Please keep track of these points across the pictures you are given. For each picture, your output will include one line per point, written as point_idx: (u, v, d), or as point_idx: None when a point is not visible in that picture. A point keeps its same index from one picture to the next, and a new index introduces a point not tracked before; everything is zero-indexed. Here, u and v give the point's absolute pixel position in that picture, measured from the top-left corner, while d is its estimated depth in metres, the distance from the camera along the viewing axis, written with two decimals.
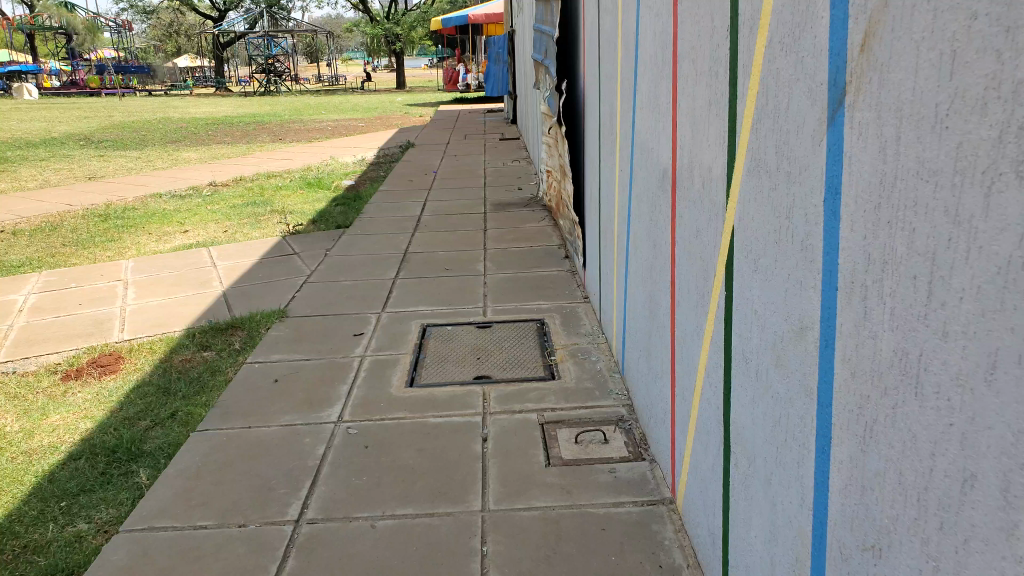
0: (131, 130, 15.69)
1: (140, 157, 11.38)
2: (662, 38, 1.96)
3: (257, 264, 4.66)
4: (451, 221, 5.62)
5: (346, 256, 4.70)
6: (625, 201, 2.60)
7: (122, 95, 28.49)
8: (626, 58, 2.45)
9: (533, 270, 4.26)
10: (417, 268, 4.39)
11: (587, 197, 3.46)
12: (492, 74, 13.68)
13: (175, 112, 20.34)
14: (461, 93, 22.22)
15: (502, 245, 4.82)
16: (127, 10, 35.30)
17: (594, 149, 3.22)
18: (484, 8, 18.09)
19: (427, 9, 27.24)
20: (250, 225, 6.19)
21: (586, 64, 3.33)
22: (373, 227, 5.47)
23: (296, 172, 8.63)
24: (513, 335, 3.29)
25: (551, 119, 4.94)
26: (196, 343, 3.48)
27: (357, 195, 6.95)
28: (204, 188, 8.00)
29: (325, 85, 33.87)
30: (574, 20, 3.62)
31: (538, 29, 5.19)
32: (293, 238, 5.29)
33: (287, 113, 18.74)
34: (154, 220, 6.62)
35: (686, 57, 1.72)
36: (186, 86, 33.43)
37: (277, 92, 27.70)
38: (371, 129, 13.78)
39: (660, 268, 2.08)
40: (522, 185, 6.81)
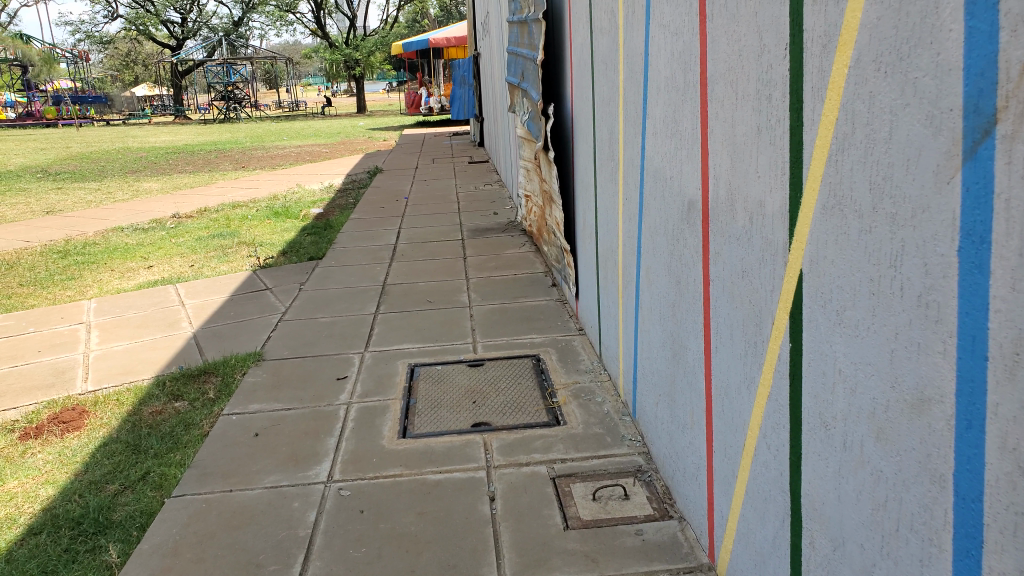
0: (90, 161, 15.23)
1: (100, 189, 11.00)
2: (682, 59, 1.81)
3: (227, 301, 4.39)
4: (428, 249, 5.40)
5: (321, 290, 4.46)
6: (632, 232, 2.43)
7: (79, 125, 27.84)
8: (630, 81, 2.30)
9: (520, 300, 4.03)
10: (397, 301, 4.15)
11: (580, 226, 3.29)
12: (457, 96, 13.54)
13: (135, 142, 19.87)
14: (425, 116, 22.05)
15: (484, 274, 4.60)
16: (82, 40, 34.63)
17: (587, 176, 3.06)
18: (446, 32, 17.97)
19: (387, 33, 27.10)
20: (218, 258, 5.90)
21: (576, 87, 3.18)
22: (347, 258, 5.23)
23: (263, 201, 8.34)
24: (508, 374, 3.06)
25: (530, 143, 4.77)
26: (167, 393, 3.14)
27: (329, 224, 6.71)
28: (168, 220, 7.68)
29: (286, 111, 33.52)
30: (560, 39, 3.46)
31: (513, 50, 5.04)
32: (264, 272, 5.03)
33: (249, 141, 18.39)
34: (117, 255, 6.29)
35: (720, 79, 1.56)
36: (145, 115, 32.83)
37: (238, 120, 27.29)
38: (337, 155, 13.53)
39: (684, 307, 1.91)
40: (497, 209, 6.62)
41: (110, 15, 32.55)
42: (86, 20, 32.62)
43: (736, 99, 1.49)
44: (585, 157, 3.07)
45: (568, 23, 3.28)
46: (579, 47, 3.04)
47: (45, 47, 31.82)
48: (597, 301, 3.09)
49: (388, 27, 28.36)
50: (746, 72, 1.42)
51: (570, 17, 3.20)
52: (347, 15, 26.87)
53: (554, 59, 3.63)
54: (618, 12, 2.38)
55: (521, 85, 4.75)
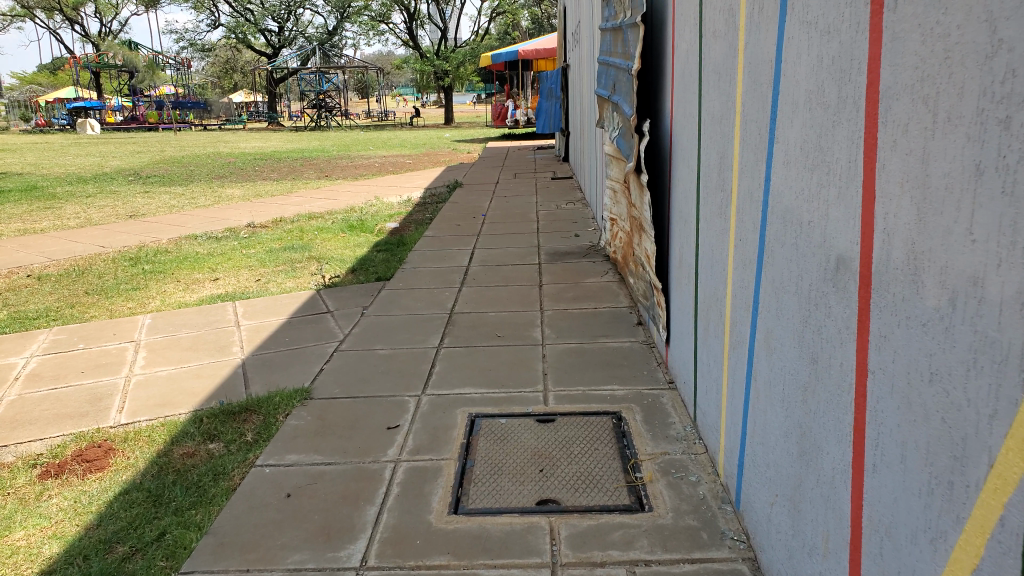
0: (181, 166, 15.49)
1: (184, 194, 11.11)
2: (831, 68, 1.36)
3: (283, 325, 4.11)
4: (502, 273, 5.01)
5: (384, 315, 4.11)
6: (746, 282, 1.97)
7: (177, 129, 28.79)
8: (750, 98, 1.85)
9: (600, 339, 3.57)
10: (464, 332, 3.77)
11: (677, 264, 2.84)
12: (543, 110, 13.13)
13: (226, 147, 20.28)
14: (510, 129, 21.77)
15: (561, 305, 4.16)
16: (186, 49, 36.02)
17: (687, 207, 2.62)
18: (535, 44, 17.64)
19: (476, 45, 27.04)
20: (285, 274, 5.66)
21: (677, 102, 2.74)
22: (415, 279, 4.88)
23: (339, 213, 8.15)
24: (584, 435, 2.61)
25: (619, 163, 4.34)
26: (202, 432, 2.86)
27: (400, 241, 6.41)
28: (242, 230, 7.55)
29: (374, 121, 33.91)
30: (661, 48, 3.03)
31: (604, 61, 4.62)
32: (328, 292, 4.73)
33: (334, 149, 18.49)
34: (185, 266, 6.14)
35: (905, 92, 1.11)
36: (241, 121, 33.79)
37: (326, 128, 27.66)
38: (418, 167, 13.32)
39: (836, 398, 1.43)
40: (579, 231, 6.19)
41: (213, 25, 33.73)
42: (191, 29, 33.93)
43: (935, 122, 1.03)
44: (686, 184, 2.62)
45: (670, 28, 2.85)
46: (683, 53, 2.60)
47: (151, 55, 33.23)
48: (694, 355, 2.63)
49: (479, 40, 28.29)
50: (956, 83, 0.97)
51: (674, 21, 2.77)
52: (438, 27, 26.96)
53: (652, 70, 3.20)
54: (738, 12, 1.94)
55: (612, 97, 4.32)
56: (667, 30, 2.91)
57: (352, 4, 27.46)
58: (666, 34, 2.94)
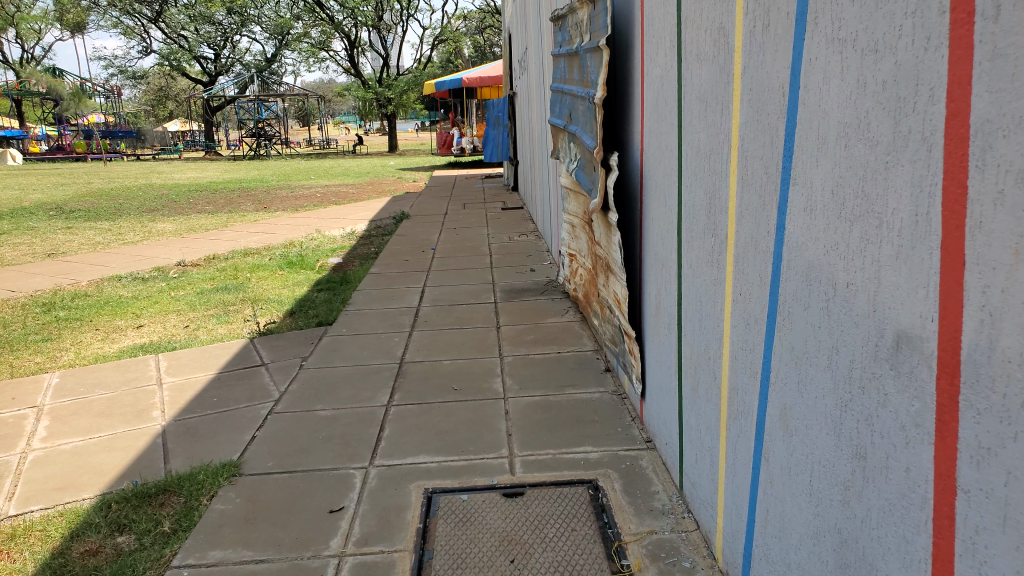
0: (110, 198, 14.74)
1: (111, 229, 10.50)
2: (878, 91, 1.06)
3: (212, 382, 3.68)
4: (455, 314, 4.66)
5: (326, 368, 3.72)
6: (752, 345, 1.63)
7: (109, 160, 27.73)
8: (755, 129, 1.56)
9: (567, 390, 3.24)
10: (415, 386, 3.41)
11: (653, 313, 2.53)
12: (490, 138, 12.87)
13: (159, 178, 19.48)
14: (456, 157, 21.49)
15: (521, 351, 3.84)
16: (117, 78, 34.88)
17: (667, 249, 2.32)
18: (480, 72, 17.41)
19: (418, 73, 26.80)
20: (217, 319, 5.21)
21: (651, 133, 2.47)
22: (360, 324, 4.50)
23: (277, 249, 7.71)
24: (558, 513, 2.28)
25: (579, 196, 4.06)
26: (110, 522, 2.43)
27: (343, 278, 6.03)
28: (172, 269, 7.05)
29: (315, 150, 33.28)
30: (629, 74, 2.76)
31: (559, 87, 4.36)
32: (263, 340, 4.31)
33: (275, 179, 17.93)
34: (106, 311, 5.65)
35: (1012, 131, 0.78)
36: (176, 152, 32.78)
37: (266, 157, 26.96)
38: (362, 197, 12.91)
39: (899, 511, 1.02)
40: (534, 265, 5.89)
41: (146, 52, 32.74)
42: (121, 56, 32.89)
43: None
44: (664, 222, 2.34)
45: (639, 53, 2.61)
46: (658, 79, 2.34)
47: (80, 83, 32.08)
48: (678, 417, 2.31)
49: (422, 68, 28.03)
50: None
51: (643, 45, 2.52)
52: (379, 54, 26.63)
53: (618, 99, 2.95)
54: (734, 30, 1.67)
55: (569, 128, 4.06)
56: (634, 54, 2.67)
57: (291, 31, 26.99)
58: (633, 59, 2.70)
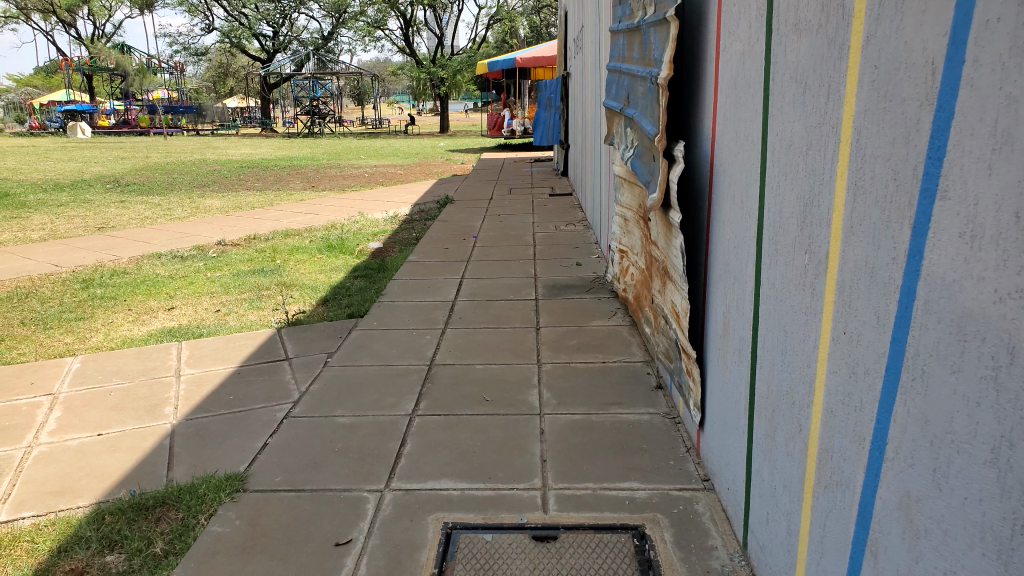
0: (164, 173, 14.78)
1: (160, 205, 10.43)
2: None
3: (232, 377, 3.43)
4: (494, 311, 4.35)
5: (351, 367, 3.44)
6: (870, 404, 1.27)
7: (167, 134, 28.05)
8: (881, 122, 1.21)
9: (611, 409, 2.90)
10: (445, 393, 3.11)
11: (721, 332, 2.19)
12: (541, 121, 12.46)
13: (213, 154, 19.55)
14: (507, 140, 21.15)
15: (562, 357, 3.52)
16: (178, 53, 35.30)
17: (743, 260, 1.98)
18: (534, 53, 16.98)
19: (472, 54, 26.42)
20: (249, 304, 4.98)
21: (726, 123, 2.12)
22: (393, 317, 4.22)
23: (319, 230, 7.48)
24: (598, 568, 1.93)
25: (636, 190, 3.71)
26: (100, 538, 2.14)
27: (382, 266, 5.75)
28: (211, 248, 6.87)
29: (368, 128, 33.25)
30: (702, 51, 2.39)
31: (616, 68, 4.00)
32: (290, 331, 4.06)
33: (325, 158, 17.82)
34: (140, 290, 5.48)
35: None
36: (233, 127, 33.09)
37: (319, 135, 26.96)
38: (409, 179, 12.66)
39: None
40: (581, 259, 5.55)
41: (207, 28, 33.04)
42: (183, 31, 33.28)
43: None
44: (740, 229, 1.99)
45: (713, 28, 2.24)
46: (739, 59, 2.00)
47: (144, 57, 32.58)
48: (748, 460, 1.98)
49: (477, 48, 27.65)
50: None
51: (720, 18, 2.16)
52: (434, 34, 26.35)
53: (684, 80, 2.59)
54: None
55: (626, 112, 3.70)
56: (708, 28, 2.30)
57: (349, 9, 26.89)
58: (706, 35, 2.33)
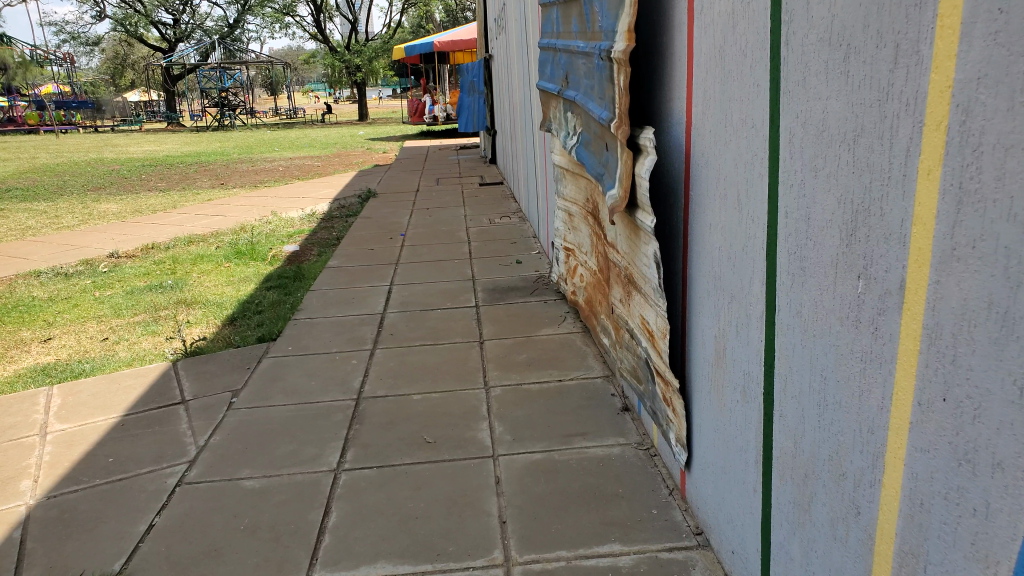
0: (57, 176, 13.62)
1: (50, 212, 9.50)
2: None
3: (110, 433, 2.89)
4: (428, 322, 3.88)
5: (261, 409, 2.94)
6: (1006, 516, 0.82)
7: (62, 133, 26.23)
8: (1018, 92, 0.77)
9: (575, 443, 2.48)
10: (376, 437, 2.64)
11: (715, 359, 1.79)
12: (464, 106, 11.90)
13: (114, 152, 18.28)
14: (428, 127, 20.46)
15: (512, 378, 3.09)
16: (70, 46, 33.09)
17: (750, 274, 1.57)
18: (451, 36, 16.31)
19: (388, 39, 25.48)
20: (142, 329, 4.35)
21: (715, 104, 1.71)
22: (311, 339, 3.71)
23: (226, 235, 6.83)
24: None
25: (585, 180, 3.29)
26: None
27: (296, 273, 5.19)
28: (102, 261, 6.16)
29: (282, 119, 31.93)
30: (670, 20, 1.97)
31: (551, 45, 3.56)
32: (189, 365, 3.50)
33: (237, 152, 16.84)
34: (14, 317, 4.77)
35: None
36: (137, 124, 31.30)
37: (229, 128, 25.63)
38: (328, 171, 11.96)
39: None
40: (520, 255, 5.13)
41: (101, 19, 31.02)
42: (74, 23, 31.14)
43: None
44: (745, 235, 1.58)
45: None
46: (731, 19, 1.58)
47: (32, 51, 30.36)
48: (762, 529, 1.55)
49: (392, 33, 26.68)
50: None
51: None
52: (347, 20, 25.29)
53: (646, 56, 2.17)
54: None
55: (566, 94, 3.27)
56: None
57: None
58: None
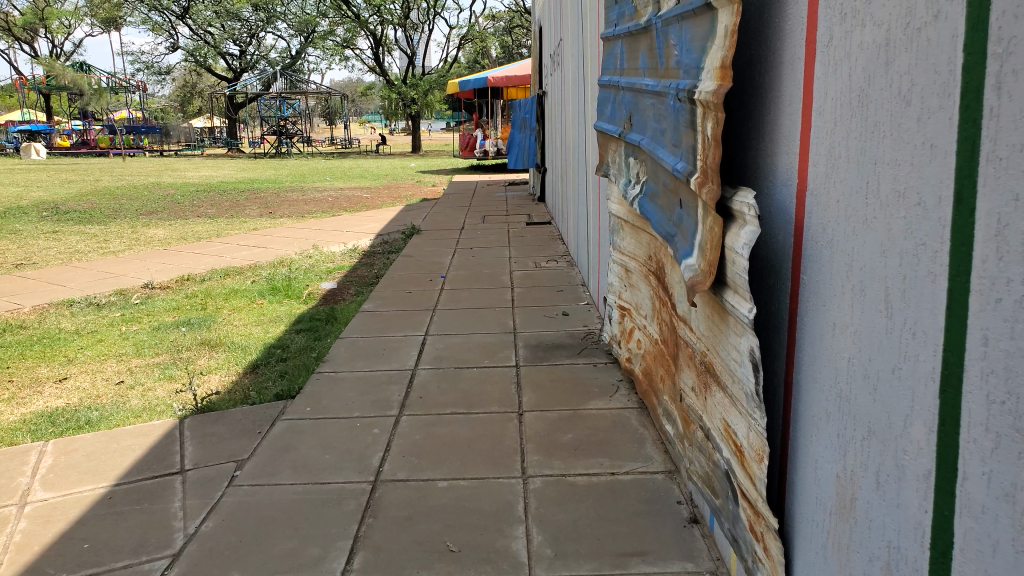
0: (113, 198, 13.67)
1: (97, 235, 9.40)
2: None
3: (94, 508, 2.47)
4: (464, 383, 3.45)
5: (265, 488, 2.53)
6: None
7: (126, 154, 26.84)
8: None
9: (633, 567, 2.02)
10: (392, 537, 2.20)
11: (838, 505, 1.33)
12: (515, 142, 11.57)
13: (171, 176, 18.47)
14: (480, 162, 20.29)
15: (556, 465, 2.64)
16: (140, 71, 34.10)
17: (903, 409, 1.11)
18: (506, 71, 16.11)
19: (445, 73, 25.55)
20: (160, 371, 4.00)
21: (848, 166, 1.26)
22: (332, 399, 3.30)
23: (264, 269, 6.54)
24: None
25: (648, 236, 2.84)
26: None
27: (329, 316, 4.81)
28: (135, 292, 5.90)
29: (337, 148, 32.27)
30: (778, 54, 1.53)
31: (614, 81, 3.15)
32: (196, 425, 3.12)
33: (289, 180, 16.84)
34: (34, 351, 4.48)
35: None
36: (199, 148, 31.96)
37: (285, 156, 25.89)
38: (376, 203, 11.73)
39: None
40: (569, 305, 4.69)
41: (171, 46, 31.91)
42: (145, 49, 32.10)
43: None
44: (898, 355, 1.12)
45: (801, 15, 1.42)
46: (883, 52, 1.13)
47: (103, 75, 31.32)
48: None
49: (448, 68, 26.78)
50: None
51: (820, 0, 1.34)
52: (405, 54, 25.46)
53: (742, 97, 1.73)
54: None
55: (629, 137, 2.84)
56: (787, 19, 1.48)
57: (316, 28, 25.95)
58: (782, 29, 1.51)
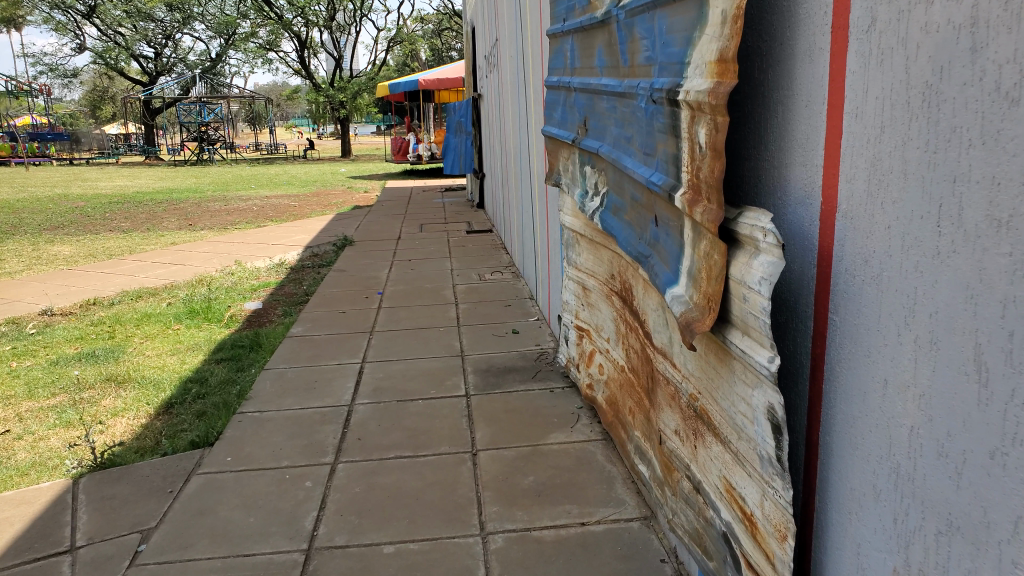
0: (16, 212, 12.72)
1: None
2: None
3: None
4: (407, 419, 3.11)
5: (174, 568, 2.14)
6: None
7: (34, 164, 25.36)
8: None
9: None
10: None
11: None
12: (449, 146, 11.22)
13: (83, 186, 17.43)
14: (413, 166, 19.83)
15: (518, 516, 2.33)
16: (49, 76, 32.37)
17: (1011, 508, 0.83)
18: (437, 73, 15.72)
19: (373, 76, 24.97)
20: (56, 416, 3.52)
21: (903, 183, 0.98)
22: (256, 447, 2.91)
23: (181, 289, 6.03)
24: None
25: (611, 254, 2.56)
26: None
27: (252, 342, 4.38)
28: (33, 321, 5.33)
29: (264, 154, 31.28)
30: (792, 43, 1.25)
31: (564, 80, 2.85)
32: (93, 487, 2.68)
33: (211, 188, 16.06)
34: None
35: None
36: (115, 157, 30.52)
37: (207, 163, 24.87)
38: (305, 212, 11.21)
39: None
40: (517, 322, 4.38)
41: (81, 50, 30.37)
42: (54, 53, 30.47)
43: None
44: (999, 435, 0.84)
45: None
46: (963, 34, 0.85)
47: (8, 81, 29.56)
48: None
49: (377, 71, 26.21)
50: None
51: None
52: (332, 56, 24.78)
53: (740, 98, 1.45)
54: None
55: (585, 143, 2.55)
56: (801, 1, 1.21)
57: (237, 30, 25.03)
58: (794, 15, 1.24)
